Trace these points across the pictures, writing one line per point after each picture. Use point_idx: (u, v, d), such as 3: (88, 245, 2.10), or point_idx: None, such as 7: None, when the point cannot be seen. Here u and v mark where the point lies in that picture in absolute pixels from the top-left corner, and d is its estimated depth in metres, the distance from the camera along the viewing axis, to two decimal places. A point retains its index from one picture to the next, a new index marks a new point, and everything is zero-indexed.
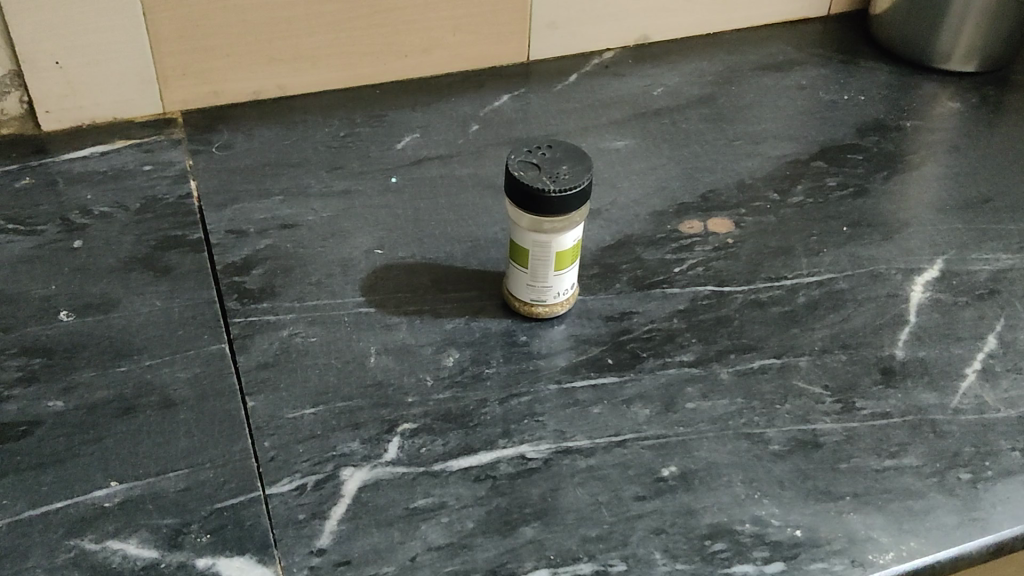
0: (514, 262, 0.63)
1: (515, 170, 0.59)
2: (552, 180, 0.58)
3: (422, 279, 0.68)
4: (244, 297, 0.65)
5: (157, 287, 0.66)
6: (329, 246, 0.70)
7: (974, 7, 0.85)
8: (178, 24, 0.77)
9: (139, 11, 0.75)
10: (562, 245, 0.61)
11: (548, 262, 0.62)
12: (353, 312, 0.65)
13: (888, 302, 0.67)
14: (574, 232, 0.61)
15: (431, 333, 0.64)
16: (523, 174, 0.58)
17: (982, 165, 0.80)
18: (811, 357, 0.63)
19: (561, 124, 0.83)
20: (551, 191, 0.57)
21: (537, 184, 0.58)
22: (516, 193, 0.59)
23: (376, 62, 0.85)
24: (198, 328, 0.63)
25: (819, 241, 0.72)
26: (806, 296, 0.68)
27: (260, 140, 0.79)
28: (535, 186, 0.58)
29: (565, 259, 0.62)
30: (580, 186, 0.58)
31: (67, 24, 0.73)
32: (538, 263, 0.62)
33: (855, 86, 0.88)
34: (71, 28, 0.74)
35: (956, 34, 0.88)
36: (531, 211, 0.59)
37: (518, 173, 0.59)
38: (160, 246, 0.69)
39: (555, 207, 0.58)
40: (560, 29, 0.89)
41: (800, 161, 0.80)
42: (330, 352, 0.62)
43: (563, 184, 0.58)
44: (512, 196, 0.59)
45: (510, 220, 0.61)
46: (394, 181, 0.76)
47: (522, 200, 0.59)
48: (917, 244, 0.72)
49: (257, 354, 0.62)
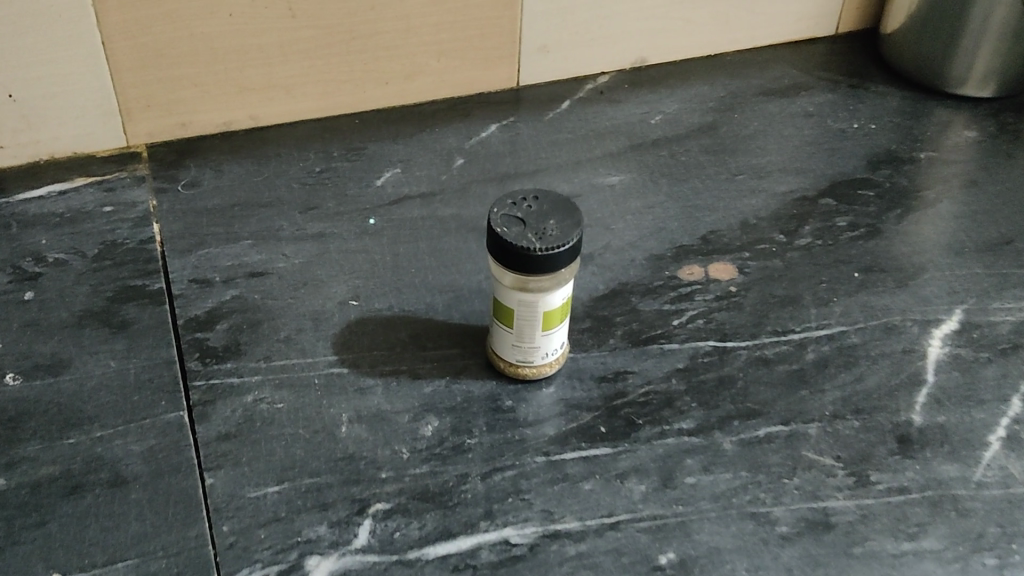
0: (498, 321, 0.58)
1: (498, 225, 0.54)
2: (538, 237, 0.54)
3: (400, 335, 0.63)
4: (206, 356, 0.60)
5: (112, 346, 0.61)
6: (301, 297, 0.65)
7: (992, 28, 0.80)
8: (141, 54, 0.72)
9: (98, 40, 0.70)
10: (550, 305, 0.56)
11: (534, 322, 0.57)
12: (324, 373, 0.60)
13: (903, 359, 0.62)
14: (562, 290, 0.56)
15: (408, 397, 0.59)
16: (507, 231, 0.53)
17: (1002, 202, 0.75)
18: (821, 424, 0.58)
19: (553, 157, 0.78)
20: (536, 249, 0.53)
21: (521, 241, 0.53)
22: (499, 250, 0.54)
23: (356, 90, 0.80)
24: (155, 393, 0.58)
25: (828, 289, 0.67)
26: (815, 353, 0.63)
27: (230, 178, 0.74)
28: (518, 243, 0.53)
29: (554, 319, 0.57)
30: (568, 243, 0.53)
31: (20, 54, 0.68)
32: (524, 324, 0.57)
33: (864, 114, 0.83)
34: (24, 59, 0.69)
35: (972, 57, 0.83)
36: (515, 270, 0.54)
37: (502, 229, 0.54)
38: (118, 298, 0.64)
39: (541, 266, 0.53)
40: (552, 54, 0.84)
41: (808, 198, 0.75)
42: (298, 420, 0.57)
43: (550, 241, 0.53)
44: (494, 253, 0.54)
45: (494, 278, 0.56)
46: (373, 222, 0.71)
47: (505, 258, 0.54)
48: (934, 292, 0.67)
49: (218, 423, 0.57)
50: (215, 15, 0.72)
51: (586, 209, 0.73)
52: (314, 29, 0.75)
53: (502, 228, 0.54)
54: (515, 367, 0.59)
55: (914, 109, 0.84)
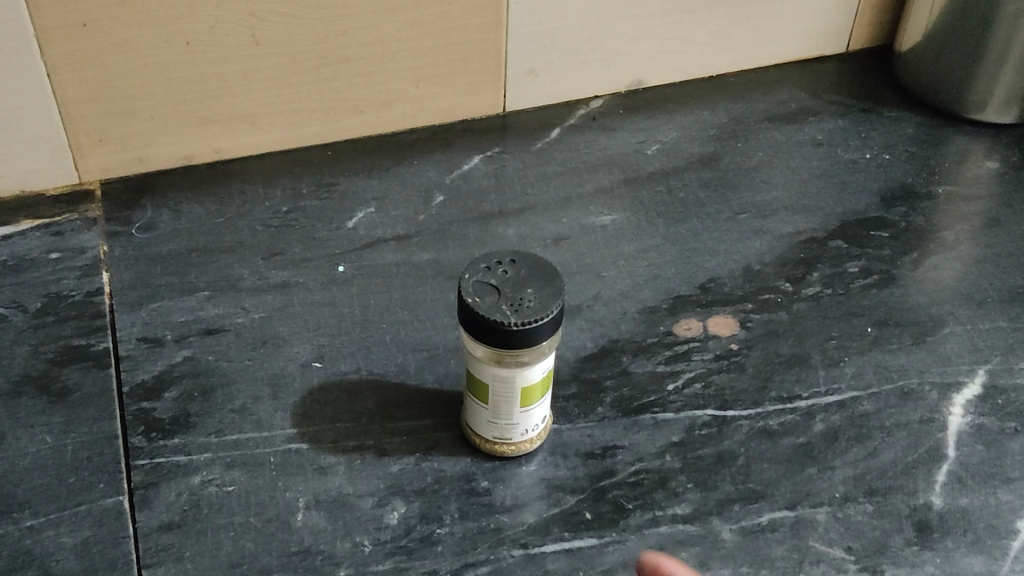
0: (473, 395, 0.52)
1: (469, 294, 0.48)
2: (513, 308, 0.48)
3: (366, 403, 0.57)
4: (152, 430, 0.55)
5: (49, 417, 0.55)
6: (260, 358, 0.59)
7: (1015, 50, 0.74)
8: (90, 86, 0.66)
9: (43, 71, 0.64)
10: (529, 381, 0.50)
11: (512, 398, 0.51)
12: (281, 450, 0.54)
13: (921, 430, 0.57)
14: (541, 364, 0.50)
15: (373, 478, 0.53)
16: (478, 303, 0.48)
17: None
18: (831, 508, 0.52)
19: (540, 193, 0.72)
20: (510, 323, 0.47)
21: (494, 314, 0.47)
22: (469, 322, 0.48)
23: (328, 120, 0.74)
24: (92, 474, 0.53)
25: (838, 346, 0.61)
26: (824, 423, 0.57)
27: (189, 219, 0.68)
28: (491, 316, 0.47)
29: (534, 394, 0.51)
30: (548, 316, 0.47)
31: None
32: (501, 400, 0.51)
33: (877, 143, 0.77)
34: None
35: (993, 82, 0.77)
36: (488, 346, 0.48)
37: (473, 299, 0.48)
38: (59, 360, 0.59)
39: (517, 342, 0.47)
40: (541, 79, 0.78)
41: (816, 239, 0.69)
42: (250, 506, 0.51)
43: (527, 313, 0.47)
44: (466, 325, 0.49)
45: (466, 350, 0.50)
46: (342, 270, 0.65)
47: (476, 332, 0.48)
48: (954, 348, 0.61)
49: (161, 510, 0.51)
50: (170, 42, 0.66)
51: (575, 254, 0.67)
52: (279, 57, 0.69)
53: (474, 300, 0.48)
54: (492, 444, 0.54)
55: (931, 137, 0.78)
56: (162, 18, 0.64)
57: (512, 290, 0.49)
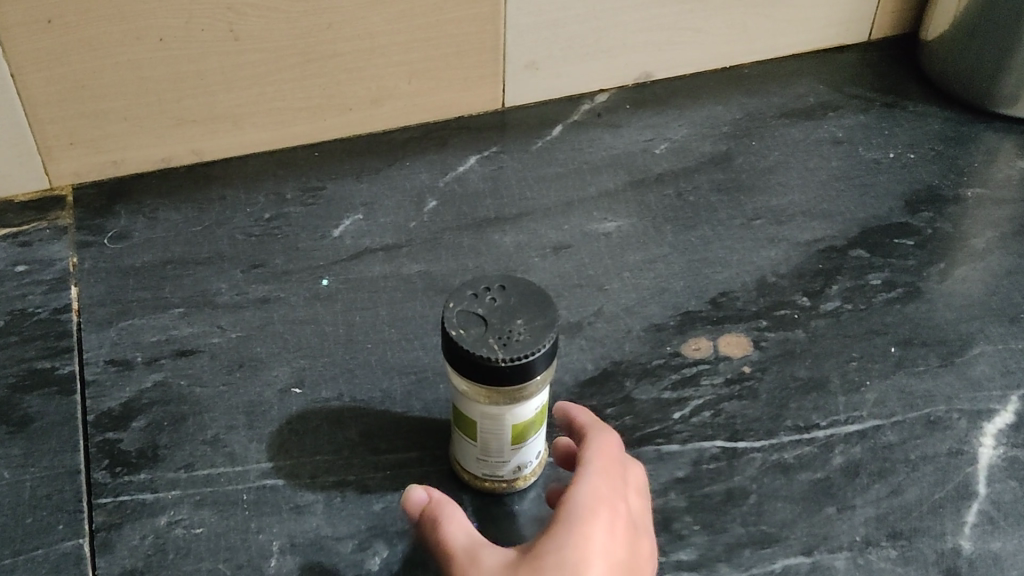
0: (461, 430, 0.48)
1: (454, 326, 0.44)
2: (501, 342, 0.43)
3: (348, 433, 0.53)
4: (117, 465, 0.51)
5: (7, 450, 0.52)
6: (235, 382, 0.55)
7: None
8: (59, 87, 0.61)
9: (7, 73, 0.59)
10: (520, 417, 0.46)
11: (503, 435, 0.47)
12: (255, 488, 0.50)
13: (950, 465, 0.52)
14: (534, 400, 0.46)
15: (354, 519, 0.49)
16: (463, 335, 0.43)
17: None
18: (850, 554, 0.48)
19: (540, 196, 0.68)
20: (498, 359, 0.43)
21: (480, 350, 0.43)
22: (454, 358, 0.44)
23: (315, 118, 0.69)
24: (51, 514, 0.49)
25: (859, 368, 0.57)
26: (843, 455, 0.52)
27: (165, 228, 0.64)
28: (478, 352, 0.43)
29: (527, 432, 0.47)
30: (539, 351, 0.43)
31: None
32: (489, 437, 0.47)
33: (901, 142, 0.72)
34: None
35: None
36: (474, 383, 0.44)
37: (458, 332, 0.44)
38: (21, 385, 0.55)
39: (505, 380, 0.43)
40: (542, 73, 0.73)
41: (836, 248, 0.64)
42: (219, 551, 0.48)
43: (517, 347, 0.43)
44: (450, 360, 0.44)
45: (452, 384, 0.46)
46: (326, 283, 0.61)
47: (461, 368, 0.44)
48: (985, 371, 0.57)
49: (123, 555, 0.47)
50: (142, 40, 0.61)
51: (576, 264, 0.63)
52: (261, 53, 0.64)
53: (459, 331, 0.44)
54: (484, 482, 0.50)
55: (959, 134, 0.73)
56: (133, 15, 0.59)
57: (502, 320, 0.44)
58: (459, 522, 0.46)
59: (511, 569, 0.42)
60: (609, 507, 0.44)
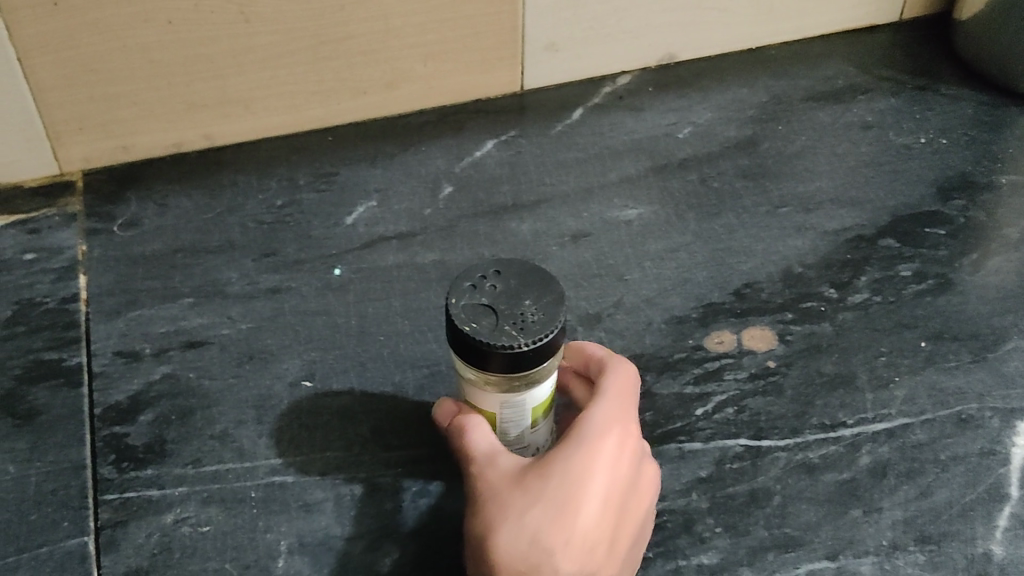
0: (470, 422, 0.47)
1: (463, 320, 0.42)
2: (517, 328, 0.42)
3: (360, 428, 0.52)
4: (123, 460, 0.50)
5: (13, 444, 0.51)
6: (245, 375, 0.54)
7: None
8: (66, 71, 0.60)
9: (13, 57, 0.57)
10: (536, 401, 0.45)
11: (519, 421, 0.46)
12: (263, 485, 0.49)
13: (981, 466, 0.50)
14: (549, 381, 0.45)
15: (364, 518, 0.48)
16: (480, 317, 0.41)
17: None
18: (877, 559, 0.46)
19: (559, 182, 0.66)
20: (521, 345, 0.41)
21: (499, 339, 0.41)
22: (470, 353, 0.42)
23: (328, 102, 0.68)
24: (56, 511, 0.48)
25: (888, 364, 0.55)
26: (871, 455, 0.51)
27: (175, 215, 0.63)
28: (496, 342, 0.41)
29: (541, 414, 0.46)
30: (556, 330, 0.42)
31: None
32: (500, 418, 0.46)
33: (933, 125, 0.70)
34: None
35: None
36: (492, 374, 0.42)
37: (470, 324, 0.42)
38: (27, 377, 0.54)
39: (528, 365, 0.42)
40: (560, 55, 0.71)
41: (864, 238, 0.62)
42: (226, 550, 0.46)
43: (533, 330, 0.42)
44: (463, 356, 0.42)
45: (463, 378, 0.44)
46: (339, 273, 0.59)
47: (479, 361, 0.42)
48: (1019, 367, 0.55)
49: (128, 554, 0.46)
50: (151, 22, 0.59)
51: (595, 253, 0.61)
52: (272, 35, 0.62)
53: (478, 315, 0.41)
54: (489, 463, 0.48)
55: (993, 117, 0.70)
56: None
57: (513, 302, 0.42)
58: (487, 427, 0.46)
59: (519, 481, 0.45)
60: (621, 428, 0.47)
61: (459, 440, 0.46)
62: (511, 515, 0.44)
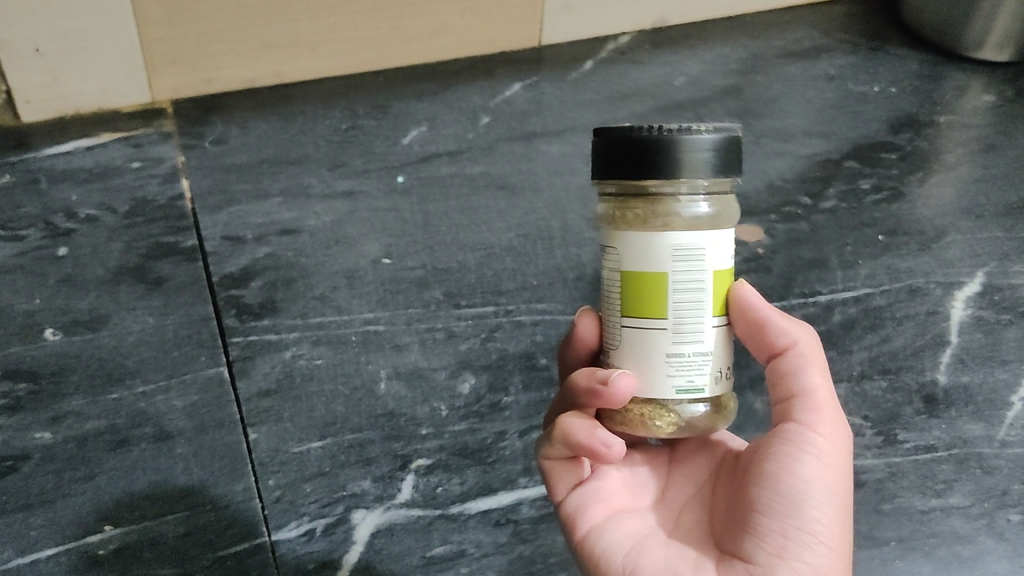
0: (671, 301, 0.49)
1: (698, 132, 0.44)
2: (679, 130, 0.44)
3: (433, 294, 0.66)
4: (243, 313, 0.64)
5: (149, 304, 0.63)
6: (333, 255, 0.65)
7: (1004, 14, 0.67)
8: (169, 19, 0.60)
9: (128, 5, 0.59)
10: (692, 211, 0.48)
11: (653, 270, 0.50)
12: (361, 331, 0.65)
13: (928, 322, 0.68)
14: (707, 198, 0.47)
15: (445, 354, 0.66)
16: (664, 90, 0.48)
17: None
18: (850, 384, 0.68)
19: (574, 118, 0.68)
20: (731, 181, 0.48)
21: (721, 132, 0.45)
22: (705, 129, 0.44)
23: (381, 43, 0.65)
24: (194, 348, 0.63)
25: (853, 251, 0.68)
26: (842, 315, 0.68)
27: (257, 135, 0.64)
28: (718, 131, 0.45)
29: None
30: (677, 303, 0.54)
31: (52, 15, 0.58)
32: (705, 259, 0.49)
33: (887, 74, 0.71)
34: (50, 16, 0.58)
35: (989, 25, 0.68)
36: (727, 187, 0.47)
37: (703, 136, 0.44)
38: (152, 254, 0.63)
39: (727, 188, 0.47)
40: (580, 13, 0.68)
41: (831, 160, 0.69)
42: (337, 376, 0.65)
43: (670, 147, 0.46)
44: (702, 143, 0.44)
45: (724, 209, 0.46)
46: (402, 180, 0.66)
47: (729, 159, 0.45)
48: (957, 254, 0.68)
49: (258, 378, 0.64)
50: None
51: None
52: None
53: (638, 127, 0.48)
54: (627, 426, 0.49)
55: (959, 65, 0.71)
56: None
57: (634, 147, 0.44)
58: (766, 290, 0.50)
59: (839, 439, 0.47)
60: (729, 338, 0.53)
61: (789, 335, 0.49)
62: (846, 499, 0.46)
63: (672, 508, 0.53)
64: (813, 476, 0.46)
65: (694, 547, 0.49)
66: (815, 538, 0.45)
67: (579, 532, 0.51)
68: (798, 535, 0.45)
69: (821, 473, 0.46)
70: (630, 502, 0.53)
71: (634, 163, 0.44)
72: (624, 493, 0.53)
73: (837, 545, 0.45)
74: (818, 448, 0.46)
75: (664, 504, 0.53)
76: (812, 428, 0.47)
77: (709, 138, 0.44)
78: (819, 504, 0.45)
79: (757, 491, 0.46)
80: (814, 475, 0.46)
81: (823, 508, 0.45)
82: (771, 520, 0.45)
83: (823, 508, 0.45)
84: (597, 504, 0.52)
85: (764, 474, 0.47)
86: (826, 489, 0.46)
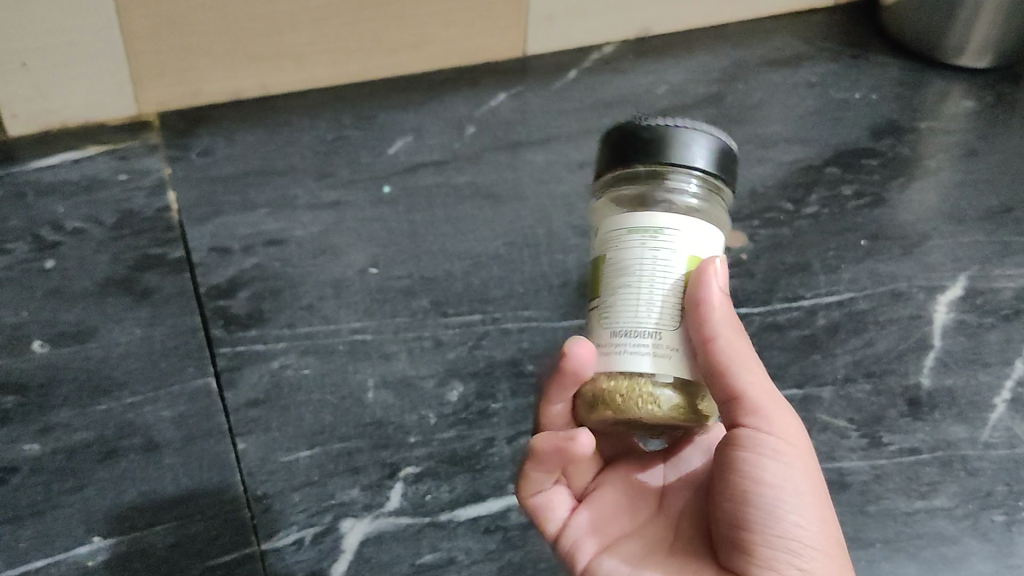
0: None
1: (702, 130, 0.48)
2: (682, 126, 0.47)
3: (420, 301, 0.65)
4: (229, 322, 0.63)
5: (136, 315, 0.63)
6: (320, 264, 0.66)
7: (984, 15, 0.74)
8: (153, 33, 0.66)
9: (115, 24, 0.65)
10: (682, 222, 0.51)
11: None
12: (348, 340, 0.63)
13: (911, 325, 0.65)
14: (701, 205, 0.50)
15: (433, 362, 0.62)
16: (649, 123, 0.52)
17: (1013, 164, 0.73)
18: (834, 388, 0.62)
19: (559, 126, 0.74)
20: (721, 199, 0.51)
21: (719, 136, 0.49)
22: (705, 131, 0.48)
23: (365, 59, 0.74)
24: (180, 360, 0.61)
25: (835, 256, 0.68)
26: (825, 318, 0.65)
27: (242, 146, 0.71)
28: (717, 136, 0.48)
29: None
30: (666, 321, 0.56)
31: (41, 36, 0.63)
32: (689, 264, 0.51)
33: (868, 82, 0.78)
34: (38, 36, 0.63)
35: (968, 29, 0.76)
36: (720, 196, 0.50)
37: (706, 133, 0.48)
38: (139, 266, 0.65)
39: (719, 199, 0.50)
40: (565, 24, 0.76)
41: (813, 166, 0.72)
42: (326, 386, 0.61)
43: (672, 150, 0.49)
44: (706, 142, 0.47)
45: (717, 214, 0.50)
46: (388, 189, 0.69)
47: (726, 161, 0.49)
48: (938, 258, 0.68)
49: (245, 389, 0.61)
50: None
51: None
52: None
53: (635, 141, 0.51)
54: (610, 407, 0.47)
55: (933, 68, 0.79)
56: None
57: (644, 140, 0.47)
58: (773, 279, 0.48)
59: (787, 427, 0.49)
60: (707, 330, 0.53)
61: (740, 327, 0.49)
62: (814, 488, 0.48)
63: (675, 514, 0.55)
64: (778, 480, 0.47)
65: (691, 558, 0.51)
66: (799, 540, 0.46)
67: (579, 566, 0.53)
68: (783, 541, 0.46)
69: (782, 474, 0.47)
70: (627, 524, 0.55)
71: (665, 151, 0.47)
72: (618, 516, 0.55)
73: (823, 539, 0.47)
74: (772, 449, 0.48)
75: (665, 511, 0.55)
76: (767, 429, 0.48)
77: (710, 138, 0.48)
78: (793, 506, 0.47)
79: (731, 508, 0.48)
80: (779, 479, 0.47)
81: (798, 509, 0.47)
82: (753, 535, 0.47)
83: (797, 508, 0.47)
84: (592, 537, 0.54)
85: (733, 489, 0.48)
86: (792, 488, 0.47)
